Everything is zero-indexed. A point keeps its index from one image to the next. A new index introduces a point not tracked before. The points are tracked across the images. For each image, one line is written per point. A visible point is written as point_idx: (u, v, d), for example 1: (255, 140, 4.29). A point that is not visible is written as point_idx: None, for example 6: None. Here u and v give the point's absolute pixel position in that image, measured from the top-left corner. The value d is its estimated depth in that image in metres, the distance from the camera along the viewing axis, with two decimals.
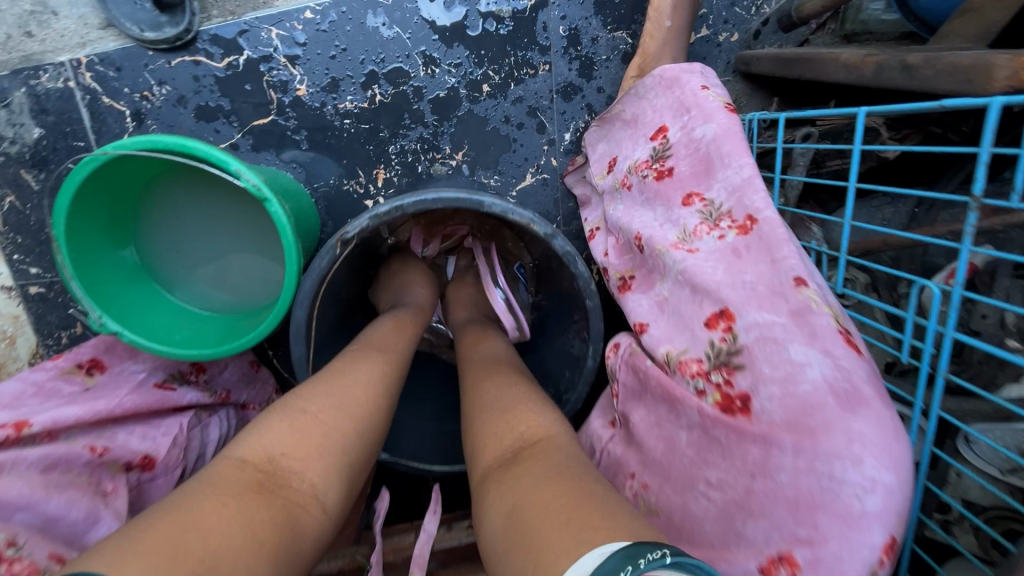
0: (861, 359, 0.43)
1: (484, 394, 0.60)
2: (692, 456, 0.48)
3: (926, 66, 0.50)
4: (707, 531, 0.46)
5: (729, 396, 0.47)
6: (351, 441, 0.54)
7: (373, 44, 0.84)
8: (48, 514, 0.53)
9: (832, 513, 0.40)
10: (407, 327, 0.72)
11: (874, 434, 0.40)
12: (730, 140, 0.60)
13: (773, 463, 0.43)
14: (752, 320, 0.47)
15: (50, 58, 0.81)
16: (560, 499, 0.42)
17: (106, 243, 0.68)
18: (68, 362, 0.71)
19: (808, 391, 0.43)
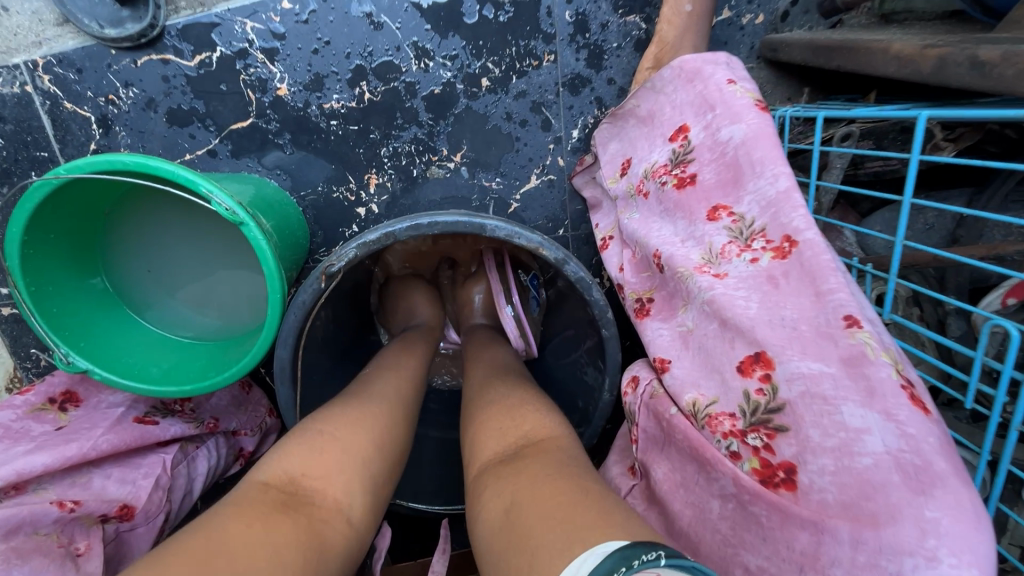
0: (930, 422, 0.37)
1: (487, 395, 0.55)
2: (725, 533, 0.43)
3: (1004, 64, 0.42)
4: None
5: (769, 464, 0.42)
6: (374, 456, 0.49)
7: (360, 36, 0.76)
8: None
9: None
10: (416, 348, 0.67)
11: (951, 524, 0.34)
12: (762, 143, 0.53)
13: (825, 554, 0.37)
14: (794, 370, 0.42)
15: (3, 60, 0.73)
16: (568, 496, 0.37)
17: (70, 273, 0.62)
18: (40, 397, 0.66)
19: (869, 467, 0.37)
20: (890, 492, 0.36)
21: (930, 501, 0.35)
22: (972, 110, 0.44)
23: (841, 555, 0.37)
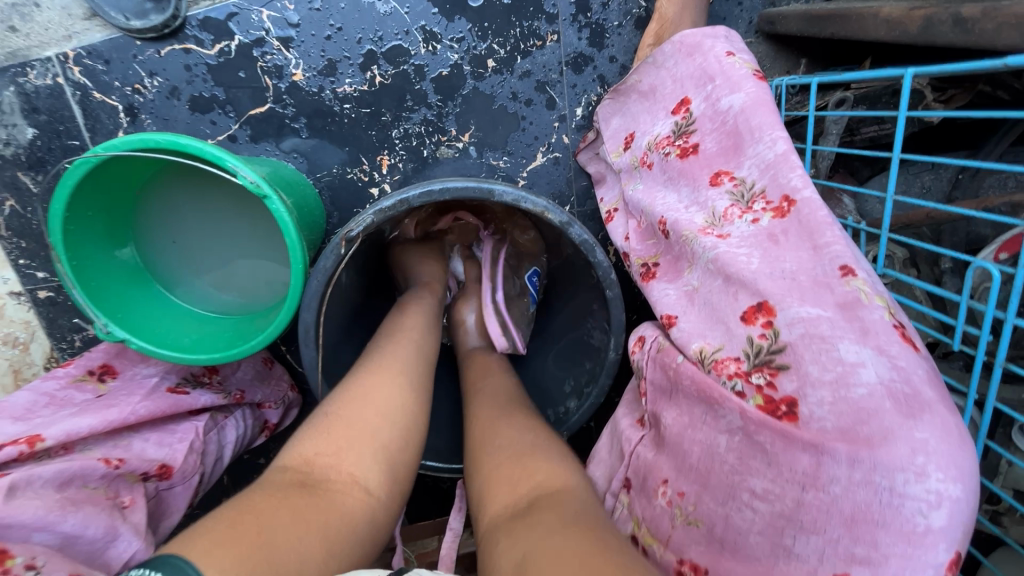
0: (918, 357, 0.40)
1: (497, 433, 0.55)
2: (733, 463, 0.44)
3: (985, 18, 0.44)
4: (752, 545, 0.42)
5: (772, 399, 0.43)
6: (385, 433, 0.52)
7: (370, 21, 0.80)
8: (65, 533, 0.53)
9: (894, 532, 0.36)
10: (414, 309, 0.70)
11: (938, 444, 0.37)
12: (760, 110, 0.55)
13: (825, 474, 0.39)
14: (795, 315, 0.44)
15: (37, 53, 0.78)
16: (580, 550, 0.38)
17: (104, 244, 0.66)
18: (80, 369, 0.70)
19: (864, 396, 0.39)
20: (883, 418, 0.38)
21: (919, 424, 0.37)
22: (952, 64, 0.46)
23: (839, 474, 0.38)
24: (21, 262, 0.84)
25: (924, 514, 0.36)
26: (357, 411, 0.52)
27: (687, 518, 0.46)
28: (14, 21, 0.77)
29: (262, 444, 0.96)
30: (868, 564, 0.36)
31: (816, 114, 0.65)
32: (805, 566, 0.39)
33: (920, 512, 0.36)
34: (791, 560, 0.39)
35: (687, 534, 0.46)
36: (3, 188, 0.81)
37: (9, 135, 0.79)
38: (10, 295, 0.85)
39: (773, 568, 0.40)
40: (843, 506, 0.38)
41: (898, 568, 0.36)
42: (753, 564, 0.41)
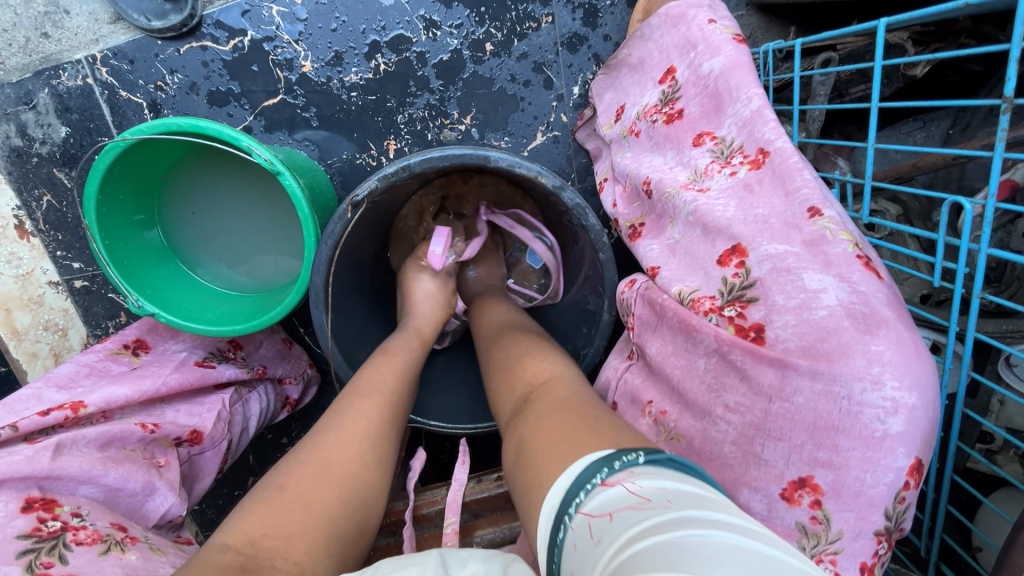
0: (880, 283, 0.44)
1: (502, 350, 0.61)
2: (709, 382, 0.49)
3: None
4: (726, 454, 0.47)
5: (742, 327, 0.48)
6: (339, 511, 0.49)
7: (373, 12, 0.84)
8: (109, 486, 0.60)
9: (854, 437, 0.42)
10: (397, 358, 0.63)
11: (893, 355, 0.41)
12: (737, 71, 0.57)
13: (789, 386, 0.44)
14: (765, 252, 0.48)
15: (68, 57, 0.84)
16: (569, 422, 0.43)
17: (132, 226, 0.71)
18: (116, 344, 0.76)
19: (824, 317, 0.44)
20: (842, 335, 0.43)
21: (874, 338, 0.42)
22: (923, 10, 0.50)
23: (803, 385, 0.43)
24: (58, 254, 0.90)
25: (881, 419, 0.41)
26: (314, 483, 0.49)
27: (671, 433, 0.52)
28: (46, 29, 0.83)
29: (283, 424, 1.02)
30: (831, 467, 0.43)
31: (802, 75, 0.66)
32: (774, 471, 0.45)
33: (879, 418, 0.41)
34: (761, 466, 0.45)
35: (670, 449, 0.52)
36: (41, 184, 0.87)
37: (44, 134, 0.86)
38: (49, 284, 0.91)
39: (744, 472, 0.46)
40: (805, 415, 0.43)
41: (859, 470, 0.42)
42: (727, 472, 0.47)
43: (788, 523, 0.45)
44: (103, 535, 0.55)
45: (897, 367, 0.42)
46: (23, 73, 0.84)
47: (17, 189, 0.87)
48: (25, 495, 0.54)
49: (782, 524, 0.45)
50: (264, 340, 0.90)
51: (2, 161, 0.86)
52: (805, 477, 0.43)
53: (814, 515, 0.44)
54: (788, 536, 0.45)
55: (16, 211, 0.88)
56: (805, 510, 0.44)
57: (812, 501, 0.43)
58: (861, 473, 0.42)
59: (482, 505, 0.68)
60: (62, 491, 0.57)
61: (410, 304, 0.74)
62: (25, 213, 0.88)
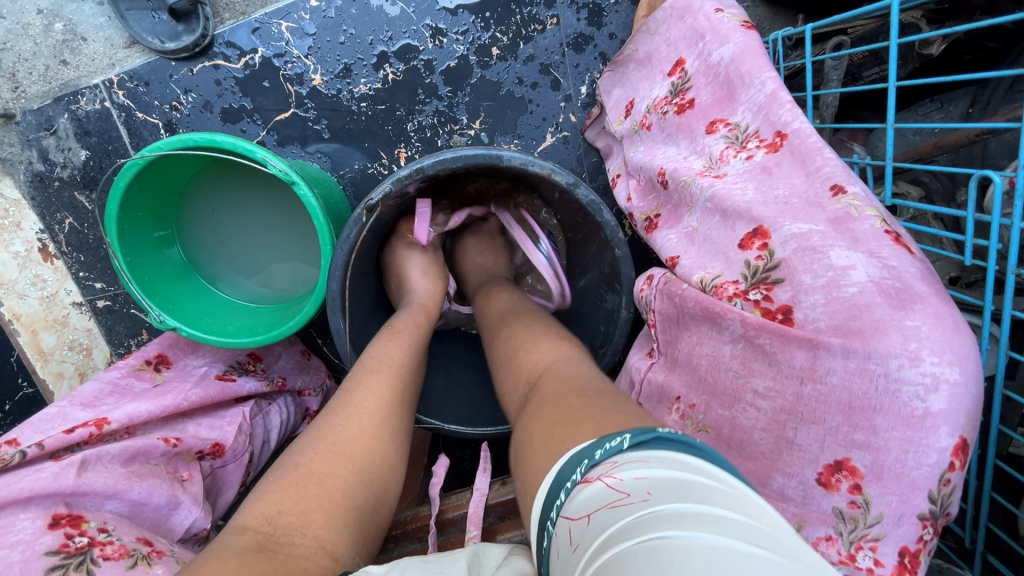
0: (912, 257, 0.43)
1: (508, 339, 0.59)
2: (737, 367, 0.48)
3: None
4: (758, 441, 0.47)
5: (769, 309, 0.47)
6: (356, 483, 0.50)
7: (380, 23, 0.85)
8: (133, 501, 0.62)
9: (893, 417, 0.40)
10: (405, 337, 0.63)
11: (930, 329, 0.40)
12: (749, 57, 0.57)
13: (822, 366, 0.43)
14: (788, 232, 0.47)
15: (86, 82, 0.86)
16: (556, 421, 0.42)
17: (151, 243, 0.71)
18: (137, 360, 0.78)
19: (855, 293, 0.43)
20: (875, 310, 0.41)
21: (910, 314, 0.41)
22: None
23: (836, 365, 0.42)
24: (81, 274, 0.92)
25: (921, 397, 0.40)
26: (326, 460, 0.49)
27: (698, 425, 0.51)
28: (65, 56, 0.85)
29: None
30: (868, 448, 0.41)
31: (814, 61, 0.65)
32: (807, 454, 0.44)
33: (918, 396, 0.40)
34: (795, 450, 0.45)
35: (698, 440, 0.51)
36: (62, 208, 0.89)
37: (65, 158, 0.88)
38: (72, 305, 0.93)
39: (777, 459, 0.46)
40: (840, 395, 0.42)
41: (899, 451, 0.40)
42: (761, 459, 0.47)
43: (824, 508, 0.44)
44: (129, 549, 0.56)
45: (935, 344, 0.40)
46: (44, 100, 0.86)
47: (41, 213, 0.89)
48: (52, 511, 0.56)
49: (819, 510, 0.44)
50: (280, 352, 0.92)
51: (26, 186, 0.88)
52: (841, 459, 0.42)
53: (853, 501, 0.42)
54: (824, 522, 0.44)
55: (39, 235, 0.90)
56: (843, 495, 0.43)
57: (850, 486, 0.42)
58: (901, 455, 0.40)
59: (506, 507, 0.66)
60: (90, 506, 0.59)
61: (406, 281, 0.72)
62: (49, 236, 0.90)
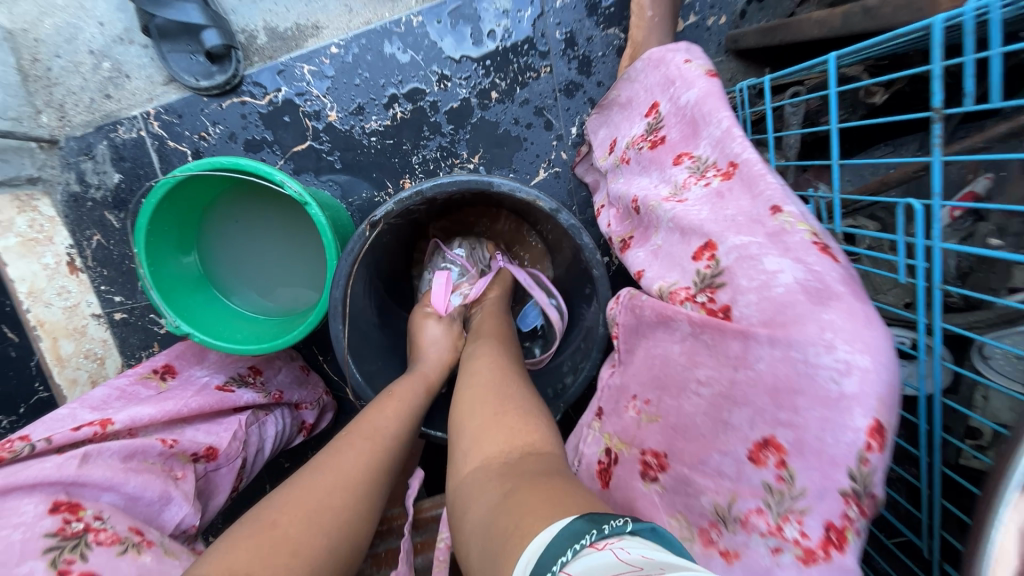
0: (835, 264, 0.48)
1: (485, 398, 0.62)
2: (683, 361, 0.55)
3: (884, 4, 0.55)
4: (698, 424, 0.53)
5: (713, 309, 0.53)
6: (326, 552, 0.51)
7: (392, 68, 0.95)
8: (129, 494, 0.64)
9: (811, 398, 0.45)
10: (400, 404, 0.67)
11: (843, 323, 0.45)
12: (711, 99, 0.64)
13: (752, 353, 0.49)
14: (732, 243, 0.53)
15: (126, 114, 0.95)
16: (548, 493, 0.46)
17: (175, 253, 0.78)
18: (145, 369, 0.83)
19: (782, 293, 0.48)
20: (797, 307, 0.47)
21: (826, 309, 0.46)
22: (860, 43, 0.54)
23: (763, 352, 0.48)
24: (101, 288, 1.00)
25: (836, 380, 0.44)
26: (303, 525, 0.51)
27: (650, 418, 0.58)
28: (109, 91, 0.95)
29: (299, 451, 1.05)
30: (791, 427, 0.46)
31: (775, 107, 0.72)
32: (739, 434, 0.49)
33: (834, 379, 0.44)
34: (729, 430, 0.50)
35: (649, 429, 0.58)
36: (92, 225, 0.98)
37: (100, 181, 0.96)
38: (91, 316, 0.99)
39: (714, 438, 0.51)
40: (767, 379, 0.48)
41: (818, 429, 0.44)
42: (698, 440, 0.52)
43: (755, 482, 0.48)
44: (120, 537, 0.59)
45: (846, 334, 0.44)
46: (87, 128, 0.96)
47: (72, 230, 0.97)
48: (53, 498, 0.59)
49: (751, 485, 0.48)
50: (280, 364, 0.97)
51: (61, 205, 0.96)
52: (767, 437, 0.47)
53: (779, 475, 0.46)
54: (755, 495, 0.47)
55: (68, 250, 0.97)
56: (771, 470, 0.47)
57: (776, 461, 0.46)
58: (820, 433, 0.44)
59: None
60: (88, 496, 0.62)
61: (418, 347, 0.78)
62: (77, 251, 0.98)
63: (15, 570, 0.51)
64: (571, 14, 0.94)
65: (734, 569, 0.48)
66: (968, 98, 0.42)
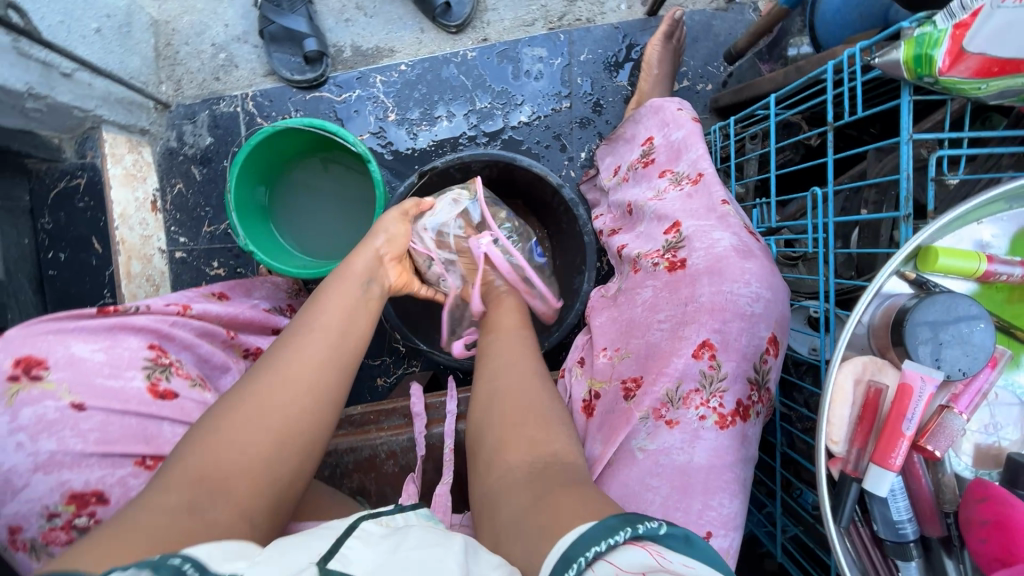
0: (756, 241, 0.68)
1: (503, 397, 0.64)
2: (643, 310, 0.72)
3: (811, 64, 0.77)
4: (660, 342, 0.67)
5: (673, 261, 0.70)
6: (290, 427, 0.56)
7: (445, 87, 1.19)
8: (201, 354, 0.75)
9: (735, 314, 0.63)
10: (349, 294, 0.69)
11: (757, 271, 0.65)
12: (694, 139, 0.80)
13: (697, 291, 0.66)
14: (691, 225, 0.71)
15: (228, 93, 1.19)
16: (578, 505, 0.47)
17: (255, 184, 0.98)
18: (206, 290, 0.86)
19: (723, 249, 0.66)
20: (728, 258, 0.66)
21: (751, 261, 0.65)
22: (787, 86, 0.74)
23: (705, 289, 0.65)
24: (171, 229, 1.17)
25: (750, 304, 0.63)
26: (254, 417, 0.55)
27: (622, 354, 0.72)
28: (219, 75, 1.19)
29: None
30: (722, 335, 0.63)
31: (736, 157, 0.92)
32: (690, 341, 0.64)
33: (749, 302, 0.63)
34: (683, 343, 0.65)
35: (624, 364, 0.71)
36: (178, 176, 1.17)
37: (194, 141, 1.18)
38: (158, 249, 1.15)
39: (662, 344, 0.67)
40: (707, 306, 0.65)
41: (739, 332, 0.63)
42: (656, 349, 0.67)
43: (694, 371, 0.63)
44: (190, 376, 0.70)
45: (759, 277, 0.65)
46: (194, 100, 1.19)
47: (161, 176, 1.17)
48: (149, 341, 0.68)
49: (691, 373, 0.63)
50: None
51: (158, 156, 1.17)
52: (705, 338, 0.63)
53: (711, 364, 0.63)
54: (694, 379, 0.63)
55: (154, 192, 1.16)
56: (705, 361, 0.63)
57: (709, 355, 0.63)
58: (739, 335, 0.63)
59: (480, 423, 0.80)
60: (171, 351, 0.71)
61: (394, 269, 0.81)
62: (160, 195, 1.17)
63: (124, 372, 0.63)
64: (592, 68, 1.19)
65: (673, 432, 0.62)
66: (853, 112, 0.61)
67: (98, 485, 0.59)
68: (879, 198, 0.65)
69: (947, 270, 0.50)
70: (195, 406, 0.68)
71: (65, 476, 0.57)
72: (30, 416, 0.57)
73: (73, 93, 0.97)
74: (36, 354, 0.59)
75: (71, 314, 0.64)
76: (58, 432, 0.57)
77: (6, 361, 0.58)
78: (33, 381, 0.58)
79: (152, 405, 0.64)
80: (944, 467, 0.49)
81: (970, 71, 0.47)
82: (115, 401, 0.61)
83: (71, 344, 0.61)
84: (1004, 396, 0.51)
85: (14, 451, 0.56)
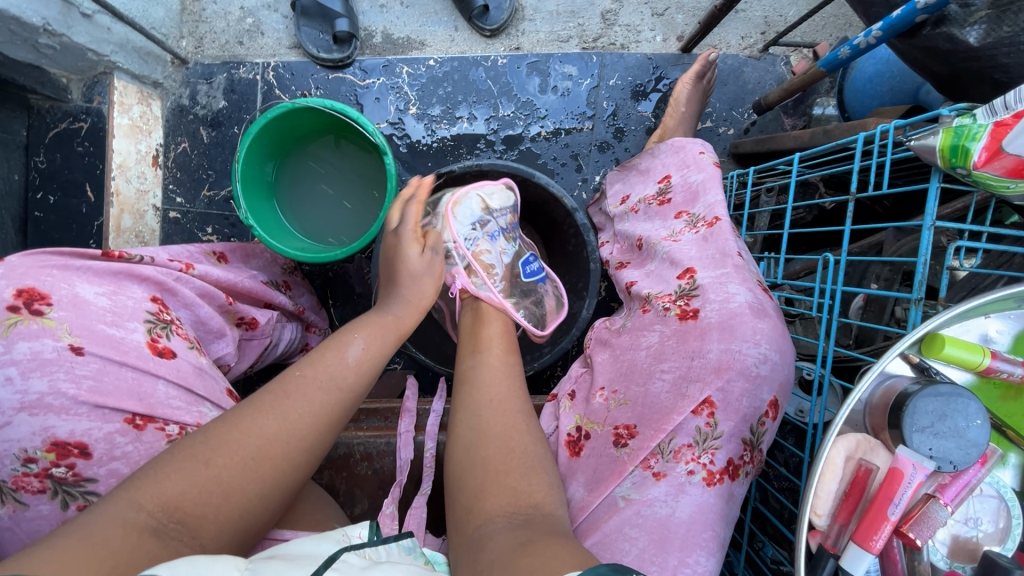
0: (768, 297, 0.69)
1: (488, 442, 0.61)
2: (650, 356, 0.71)
3: (838, 128, 0.78)
4: (662, 398, 0.67)
5: (686, 310, 0.70)
6: (266, 489, 0.53)
7: (470, 89, 1.18)
8: (199, 316, 0.73)
9: (742, 374, 0.63)
10: (370, 352, 0.65)
11: (769, 332, 0.65)
12: (712, 185, 0.79)
13: (706, 346, 0.66)
14: (705, 275, 0.71)
15: (249, 59, 1.16)
16: (557, 556, 0.45)
17: (263, 157, 0.94)
18: (205, 247, 0.85)
19: (738, 304, 0.66)
20: (742, 316, 0.65)
21: (763, 320, 0.65)
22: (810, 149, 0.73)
23: (714, 345, 0.65)
24: (169, 187, 1.14)
25: (757, 364, 0.63)
26: (240, 473, 0.51)
27: (619, 401, 0.71)
28: (243, 39, 1.17)
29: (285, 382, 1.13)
30: (724, 393, 0.63)
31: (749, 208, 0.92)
32: (691, 399, 0.64)
33: (756, 363, 0.63)
34: (685, 398, 0.64)
35: (621, 410, 0.70)
36: (184, 135, 1.14)
37: (207, 102, 1.15)
38: (151, 207, 1.12)
39: (665, 394, 0.67)
40: (713, 362, 0.65)
41: (742, 393, 0.63)
42: (657, 400, 0.67)
43: (691, 427, 0.63)
44: (190, 337, 0.68)
45: (769, 338, 0.65)
46: (213, 61, 1.16)
47: (167, 132, 1.14)
48: (151, 292, 0.67)
49: (686, 428, 0.63)
50: (301, 285, 1.05)
51: (167, 111, 1.14)
52: (705, 396, 0.63)
53: (708, 421, 0.63)
54: (688, 434, 0.63)
55: (158, 147, 1.13)
56: (703, 418, 0.63)
57: (708, 412, 0.63)
58: (742, 397, 0.63)
59: None
60: (171, 306, 0.69)
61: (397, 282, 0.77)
62: (163, 151, 1.13)
63: (125, 322, 0.60)
64: (619, 94, 1.19)
65: (659, 484, 0.62)
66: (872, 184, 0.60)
67: (83, 437, 0.54)
68: (891, 275, 0.66)
69: (950, 360, 0.50)
70: (193, 370, 0.65)
71: (50, 421, 0.53)
72: (25, 351, 0.53)
73: (90, 36, 0.94)
74: (40, 288, 0.56)
75: (73, 252, 0.64)
76: (52, 373, 0.54)
77: (7, 290, 0.55)
78: (34, 316, 0.55)
79: (150, 360, 0.60)
80: (921, 556, 0.49)
81: (1004, 169, 0.48)
82: (114, 351, 0.58)
83: (76, 284, 0.59)
84: (987, 490, 0.50)
85: (1, 385, 0.52)
